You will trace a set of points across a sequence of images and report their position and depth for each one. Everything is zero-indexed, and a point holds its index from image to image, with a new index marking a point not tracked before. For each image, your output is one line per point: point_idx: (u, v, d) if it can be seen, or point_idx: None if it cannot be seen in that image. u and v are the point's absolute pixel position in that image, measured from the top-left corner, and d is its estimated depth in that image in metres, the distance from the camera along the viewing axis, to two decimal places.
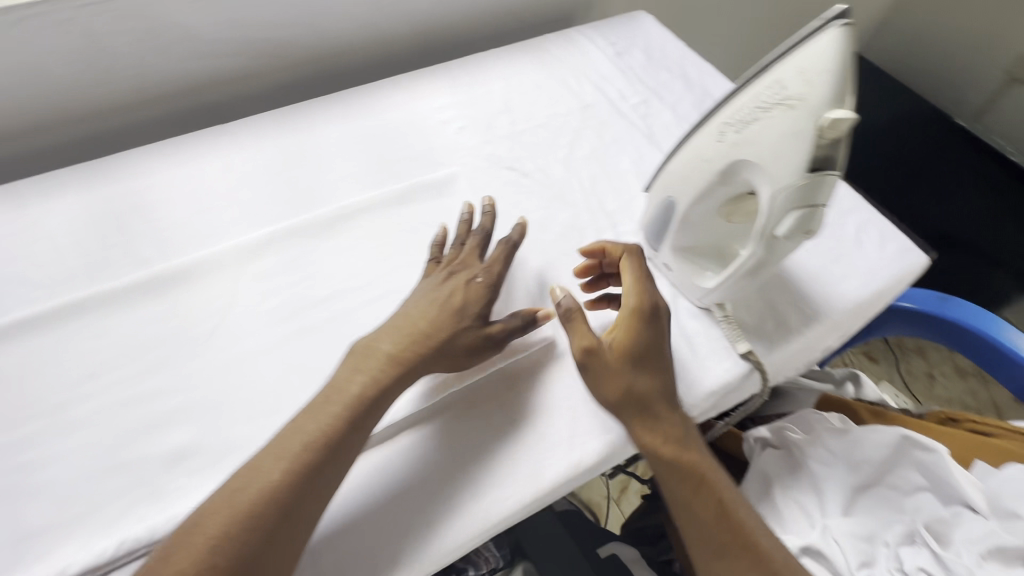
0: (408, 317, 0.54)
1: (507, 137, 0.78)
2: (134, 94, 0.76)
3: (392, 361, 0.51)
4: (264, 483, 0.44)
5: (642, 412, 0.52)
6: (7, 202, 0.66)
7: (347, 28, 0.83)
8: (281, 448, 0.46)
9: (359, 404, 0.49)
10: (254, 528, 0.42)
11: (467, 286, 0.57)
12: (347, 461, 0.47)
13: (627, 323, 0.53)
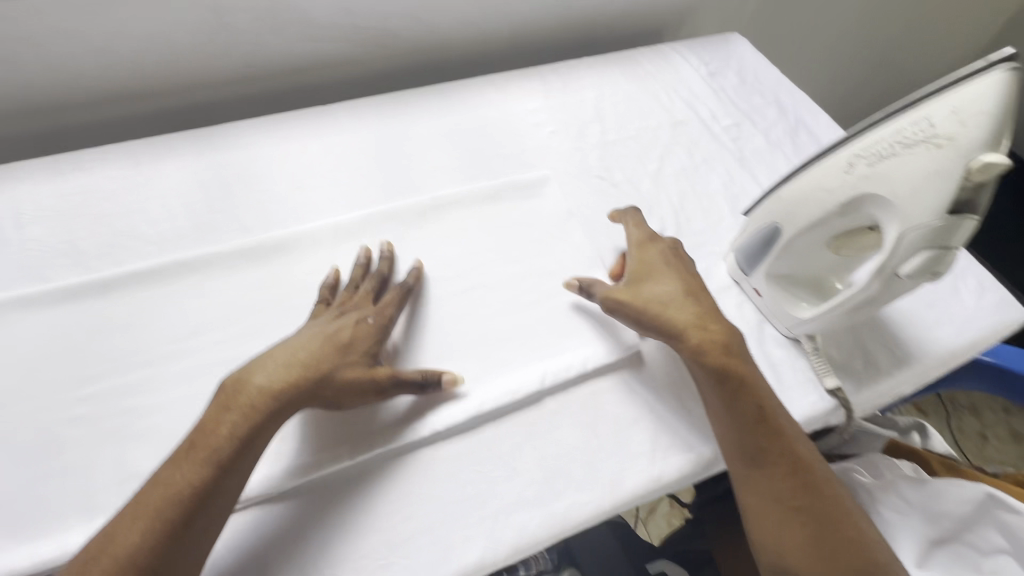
0: (279, 355, 0.50)
1: (598, 146, 0.78)
2: (245, 69, 0.79)
3: (265, 397, 0.47)
4: (125, 546, 0.40)
5: (675, 318, 0.55)
6: (124, 159, 0.70)
7: (450, 25, 0.85)
8: (139, 507, 0.42)
9: (230, 443, 0.45)
10: (146, 555, 0.40)
11: (354, 326, 0.53)
12: (211, 518, 0.43)
13: (635, 253, 0.61)
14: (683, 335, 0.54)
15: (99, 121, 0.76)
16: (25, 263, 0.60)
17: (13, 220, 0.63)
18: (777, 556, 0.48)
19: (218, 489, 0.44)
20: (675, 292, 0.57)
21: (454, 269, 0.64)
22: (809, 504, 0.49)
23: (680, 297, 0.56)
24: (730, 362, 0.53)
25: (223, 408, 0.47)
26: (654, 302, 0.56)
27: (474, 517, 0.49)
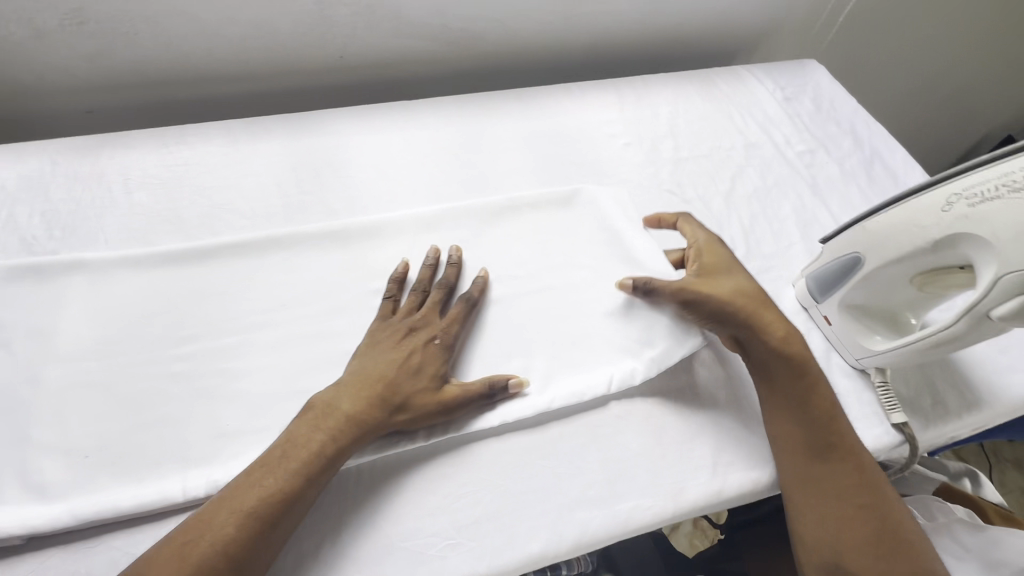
0: (358, 381, 0.51)
1: (671, 161, 0.79)
2: (338, 61, 0.82)
3: (350, 422, 0.48)
4: (219, 535, 0.42)
5: (757, 314, 0.57)
6: (222, 136, 0.74)
7: (533, 33, 0.88)
8: (234, 501, 0.43)
9: (319, 459, 0.46)
10: (242, 548, 0.42)
11: (427, 351, 0.54)
12: (295, 517, 0.45)
13: (701, 249, 0.62)
14: (760, 330, 0.56)
15: (199, 99, 0.81)
16: (131, 226, 0.65)
17: (122, 185, 0.68)
18: (835, 552, 0.49)
19: (309, 493, 0.46)
20: (752, 290, 0.59)
21: (527, 269, 0.65)
22: (868, 502, 0.51)
23: (756, 296, 0.58)
24: (806, 359, 0.56)
25: (312, 423, 0.48)
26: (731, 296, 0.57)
27: (539, 510, 0.50)
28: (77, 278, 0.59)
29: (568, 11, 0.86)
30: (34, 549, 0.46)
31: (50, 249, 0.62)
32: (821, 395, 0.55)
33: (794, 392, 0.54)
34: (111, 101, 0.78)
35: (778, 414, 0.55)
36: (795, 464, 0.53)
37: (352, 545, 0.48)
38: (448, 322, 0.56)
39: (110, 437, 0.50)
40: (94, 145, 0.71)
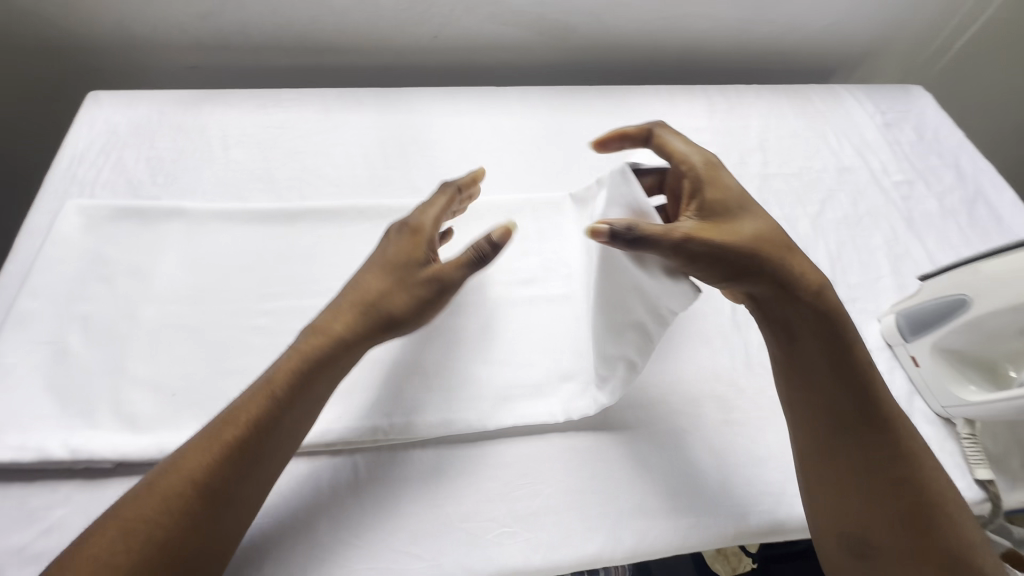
0: (338, 307, 0.50)
1: (759, 176, 0.77)
2: (433, 41, 0.83)
3: (324, 331, 0.48)
4: (193, 466, 0.42)
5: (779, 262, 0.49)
6: (316, 104, 0.76)
7: (628, 30, 0.86)
8: (210, 433, 0.43)
9: (297, 379, 0.46)
10: (217, 476, 0.42)
11: (408, 240, 0.53)
12: (278, 436, 0.45)
13: (692, 176, 0.51)
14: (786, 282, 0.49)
15: (296, 65, 0.83)
16: (227, 181, 0.67)
17: (221, 141, 0.71)
18: (858, 528, 0.46)
19: (287, 418, 0.45)
20: (769, 230, 0.50)
21: None
22: (902, 475, 0.46)
23: (774, 236, 0.50)
24: (837, 313, 0.50)
25: (291, 352, 0.47)
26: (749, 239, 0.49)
27: (595, 511, 0.50)
28: (175, 225, 0.62)
29: (667, 11, 0.84)
30: (120, 475, 0.48)
31: (152, 194, 0.65)
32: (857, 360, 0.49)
33: (824, 355, 0.49)
34: (215, 59, 0.82)
35: (802, 381, 0.49)
36: (822, 439, 0.48)
37: (411, 518, 0.48)
38: (424, 218, 0.54)
39: (195, 379, 0.53)
40: (198, 100, 0.74)
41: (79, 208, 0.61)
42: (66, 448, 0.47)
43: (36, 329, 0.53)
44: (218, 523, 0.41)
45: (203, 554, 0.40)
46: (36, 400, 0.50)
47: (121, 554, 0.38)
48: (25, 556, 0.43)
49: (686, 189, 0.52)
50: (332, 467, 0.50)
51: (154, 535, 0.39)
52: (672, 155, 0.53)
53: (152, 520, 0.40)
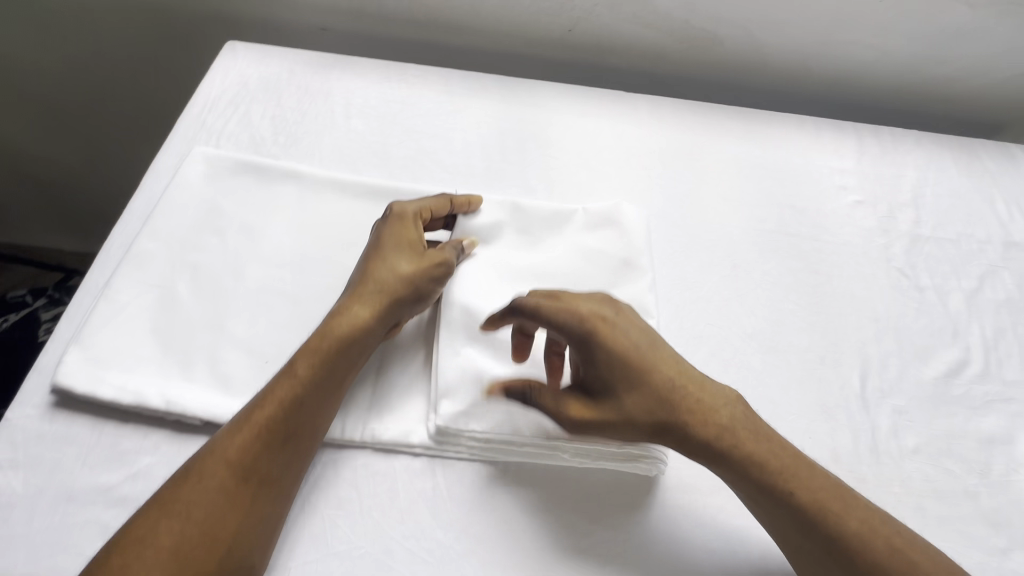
0: (356, 294, 0.49)
1: (908, 237, 0.68)
2: (565, 35, 0.79)
3: (334, 321, 0.48)
4: (226, 451, 0.42)
5: (659, 414, 0.45)
6: (440, 84, 0.73)
7: (778, 50, 0.78)
8: (238, 422, 0.43)
9: (320, 365, 0.46)
10: (250, 458, 0.42)
11: (404, 227, 0.53)
12: (299, 425, 0.44)
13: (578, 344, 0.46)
14: (669, 414, 0.45)
15: (422, 41, 0.82)
16: (344, 151, 0.66)
17: (343, 108, 0.70)
18: None
19: (308, 401, 0.44)
20: (668, 386, 0.45)
21: (720, 315, 0.60)
22: None
23: (661, 380, 0.45)
24: (805, 489, 0.43)
25: (315, 339, 0.47)
26: (633, 392, 0.45)
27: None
28: (290, 187, 0.61)
29: (829, 36, 0.76)
30: (205, 433, 0.48)
31: (273, 152, 0.65)
32: (804, 486, 0.43)
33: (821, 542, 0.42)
34: (346, 24, 0.81)
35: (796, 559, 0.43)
36: None
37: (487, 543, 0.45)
38: (410, 210, 0.55)
39: (289, 350, 0.51)
40: (327, 64, 0.73)
41: (204, 156, 0.61)
42: (162, 397, 0.47)
43: (149, 269, 0.54)
44: (249, 511, 0.41)
45: (241, 533, 0.40)
46: (142, 340, 0.50)
47: (171, 528, 0.39)
48: (110, 498, 0.44)
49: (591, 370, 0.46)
50: (410, 468, 0.48)
51: (194, 515, 0.40)
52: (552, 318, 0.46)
53: (193, 502, 0.40)
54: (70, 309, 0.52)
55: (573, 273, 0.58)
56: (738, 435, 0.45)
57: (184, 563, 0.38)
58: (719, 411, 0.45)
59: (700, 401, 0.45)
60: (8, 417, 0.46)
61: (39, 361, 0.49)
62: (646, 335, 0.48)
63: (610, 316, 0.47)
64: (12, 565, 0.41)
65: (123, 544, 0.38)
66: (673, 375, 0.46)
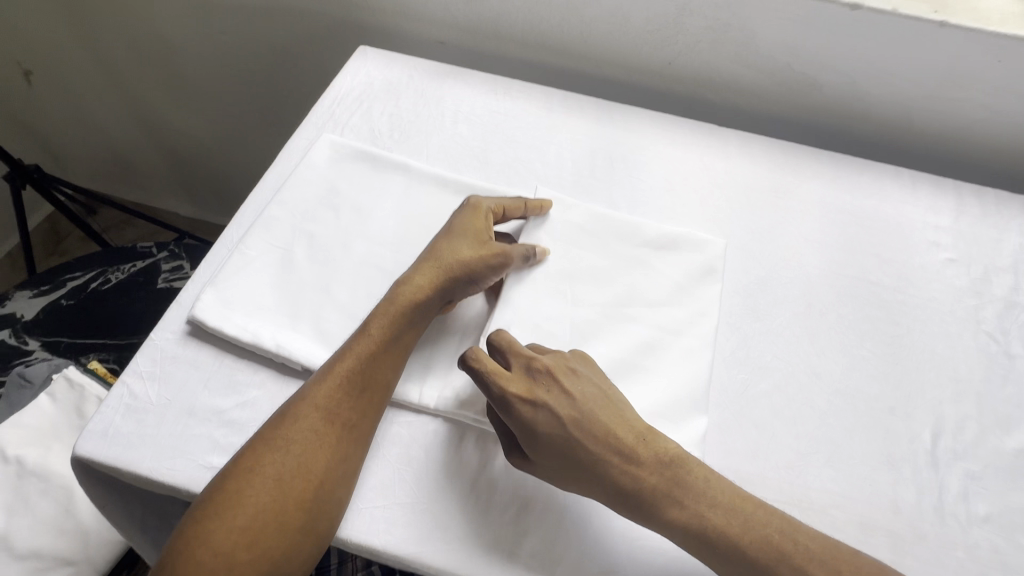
0: (421, 269, 0.55)
1: (1003, 303, 0.66)
2: (665, 67, 0.83)
3: (403, 291, 0.54)
4: (316, 397, 0.48)
5: (584, 482, 0.47)
6: (541, 101, 0.79)
7: (879, 101, 0.78)
8: (323, 372, 0.50)
9: (390, 328, 0.52)
10: (331, 403, 0.48)
11: (476, 216, 0.59)
12: (372, 378, 0.50)
13: (514, 418, 0.47)
14: (594, 478, 0.47)
15: (530, 61, 0.89)
16: (448, 151, 0.73)
17: (452, 114, 0.77)
18: None
19: (381, 358, 0.51)
20: (588, 457, 0.47)
21: (790, 350, 0.60)
22: None
23: (586, 456, 0.47)
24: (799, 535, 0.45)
25: (385, 305, 0.53)
26: (555, 463, 0.47)
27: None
28: (399, 177, 0.68)
29: (937, 92, 0.75)
30: (303, 379, 0.54)
31: (388, 146, 0.73)
32: (728, 537, 0.45)
33: None
34: (463, 39, 0.89)
35: None
36: None
37: (536, 523, 0.49)
38: (485, 204, 0.60)
39: None
40: (444, 73, 0.81)
41: (330, 142, 0.69)
42: (274, 341, 0.54)
43: (274, 232, 0.62)
44: (333, 449, 0.47)
45: (330, 468, 0.46)
46: (263, 291, 0.58)
47: (274, 459, 0.46)
48: (222, 419, 0.51)
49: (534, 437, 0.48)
50: (473, 442, 0.52)
51: (293, 448, 0.46)
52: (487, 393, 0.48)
53: (290, 441, 0.47)
54: (209, 257, 0.61)
55: (632, 282, 0.61)
56: (665, 499, 0.46)
57: (285, 492, 0.45)
58: (643, 482, 0.46)
59: (625, 471, 0.46)
60: (152, 337, 0.55)
61: (180, 295, 0.58)
62: (578, 407, 0.48)
63: (535, 395, 0.48)
64: (141, 459, 0.48)
65: (236, 472, 0.45)
66: (598, 449, 0.47)
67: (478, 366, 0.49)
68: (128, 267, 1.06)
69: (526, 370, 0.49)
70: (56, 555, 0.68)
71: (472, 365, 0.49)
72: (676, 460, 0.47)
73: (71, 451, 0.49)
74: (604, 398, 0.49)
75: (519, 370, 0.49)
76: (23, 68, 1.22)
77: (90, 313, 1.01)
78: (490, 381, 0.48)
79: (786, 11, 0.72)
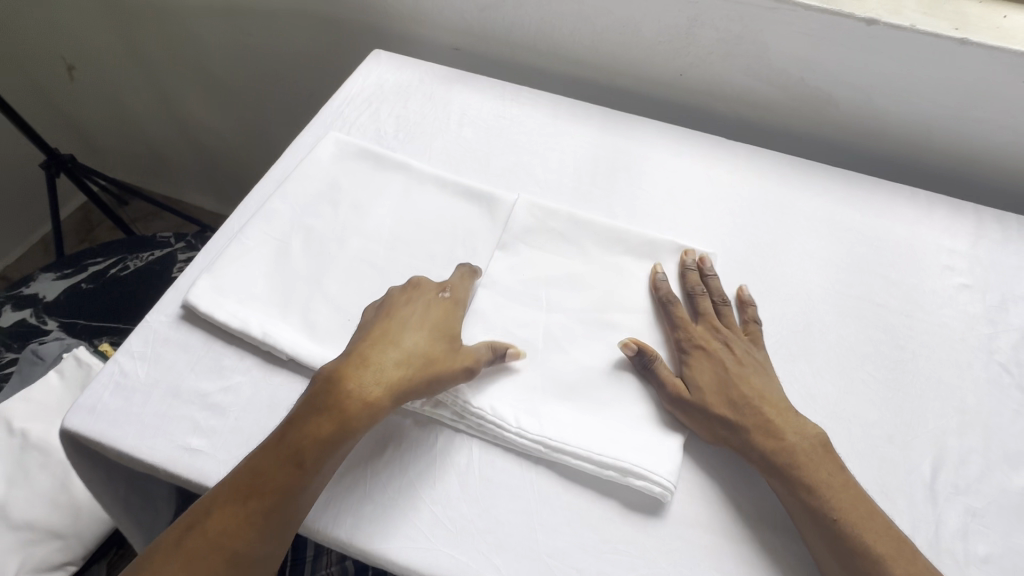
0: (367, 380, 0.49)
1: (1020, 332, 0.62)
2: (675, 79, 0.83)
3: (340, 406, 0.47)
4: (219, 528, 0.44)
5: (734, 431, 0.51)
6: (548, 108, 0.79)
7: (897, 120, 0.76)
8: (231, 496, 0.45)
9: (319, 454, 0.46)
10: (242, 536, 0.43)
11: (437, 317, 0.55)
12: (290, 511, 0.45)
13: (703, 356, 0.55)
14: (735, 418, 0.51)
15: (541, 69, 0.89)
16: (451, 153, 0.74)
17: (458, 117, 0.78)
18: None
19: (302, 491, 0.45)
20: (745, 395, 0.52)
21: (784, 370, 0.58)
22: None
23: (753, 406, 0.52)
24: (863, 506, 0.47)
25: (316, 424, 0.47)
26: (710, 386, 0.53)
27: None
28: (399, 176, 0.69)
29: (958, 112, 0.72)
30: (287, 368, 0.55)
31: (392, 146, 0.74)
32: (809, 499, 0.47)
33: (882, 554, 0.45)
34: (476, 46, 0.90)
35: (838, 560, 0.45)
36: None
37: (505, 526, 0.48)
38: (457, 298, 0.57)
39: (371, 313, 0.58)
40: (453, 77, 0.82)
41: (335, 140, 0.71)
42: (261, 329, 0.55)
43: (273, 224, 0.63)
44: None
45: None
46: (256, 279, 0.59)
47: None
48: (205, 402, 0.52)
49: (714, 378, 0.53)
50: (450, 440, 0.52)
51: None
52: (684, 326, 0.57)
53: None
54: (209, 245, 0.63)
55: (612, 290, 0.61)
56: (796, 453, 0.49)
57: None
58: (785, 438, 0.50)
59: (779, 420, 0.51)
60: (146, 319, 0.56)
61: (178, 280, 0.60)
62: (753, 367, 0.55)
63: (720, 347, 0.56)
64: (124, 436, 0.49)
65: None
66: (763, 403, 0.52)
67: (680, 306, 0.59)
68: (146, 255, 1.10)
69: (715, 327, 0.58)
70: (48, 528, 0.69)
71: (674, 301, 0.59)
72: (822, 447, 0.50)
73: (60, 425, 0.50)
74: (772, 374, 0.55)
75: (707, 324, 0.58)
76: (66, 63, 1.29)
77: (107, 296, 1.05)
78: (689, 321, 0.58)
79: (798, 25, 0.70)
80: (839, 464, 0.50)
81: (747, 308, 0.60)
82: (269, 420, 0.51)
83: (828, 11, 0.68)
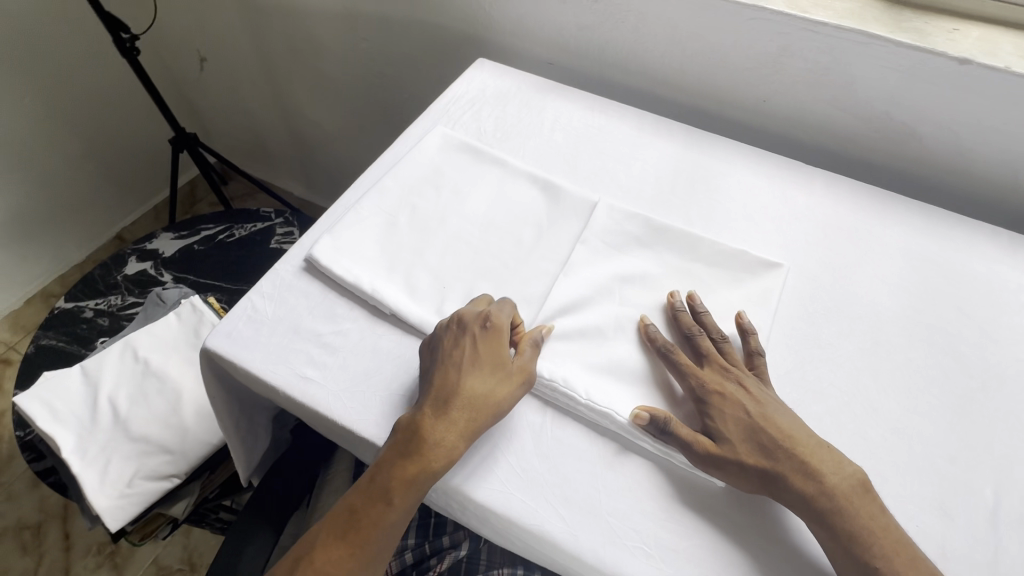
0: (443, 431, 0.51)
1: None
2: (757, 104, 0.87)
3: (420, 451, 0.51)
4: (324, 560, 0.50)
5: (778, 465, 0.51)
6: (635, 120, 0.85)
7: (983, 158, 0.77)
8: (333, 531, 0.51)
9: (408, 496, 0.51)
10: (345, 568, 0.49)
11: (497, 355, 0.56)
12: (385, 538, 0.51)
13: (723, 402, 0.54)
14: (775, 444, 0.52)
15: (629, 85, 0.95)
16: (542, 154, 0.81)
17: (550, 123, 0.85)
18: None
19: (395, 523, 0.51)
20: (780, 425, 0.53)
21: (848, 383, 0.60)
22: None
23: (788, 451, 0.51)
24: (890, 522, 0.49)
25: (401, 472, 0.51)
26: (739, 435, 0.52)
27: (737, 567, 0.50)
28: (495, 170, 0.76)
29: None
30: (388, 322, 0.62)
31: (490, 143, 0.82)
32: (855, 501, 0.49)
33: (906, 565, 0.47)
34: (570, 61, 0.98)
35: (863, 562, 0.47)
36: None
37: (571, 483, 0.53)
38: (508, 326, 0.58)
39: (465, 285, 0.65)
40: (548, 87, 0.90)
41: (442, 134, 0.79)
42: (371, 285, 0.63)
43: (385, 200, 0.71)
44: None
45: None
46: (366, 244, 0.67)
47: None
48: (320, 341, 0.60)
49: (743, 429, 0.53)
50: (526, 403, 0.58)
51: None
52: (689, 377, 0.57)
53: None
54: (328, 212, 0.72)
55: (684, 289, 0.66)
56: (834, 463, 0.51)
57: None
58: (822, 468, 0.51)
59: (819, 444, 0.53)
60: (275, 268, 0.65)
61: (302, 238, 0.69)
62: (769, 408, 0.54)
63: (730, 391, 0.55)
64: (252, 359, 0.58)
65: None
66: (793, 446, 0.52)
67: (679, 355, 0.58)
68: (250, 226, 1.22)
69: (719, 371, 0.57)
70: (159, 443, 0.80)
71: (671, 348, 0.59)
72: (862, 487, 0.50)
73: (203, 343, 0.59)
74: (793, 414, 0.55)
75: (712, 370, 0.57)
76: (200, 55, 1.46)
77: (214, 258, 1.18)
78: (692, 368, 0.57)
79: (887, 60, 0.73)
80: (873, 496, 0.50)
81: (747, 340, 0.60)
82: (372, 363, 0.59)
83: (918, 49, 0.71)
